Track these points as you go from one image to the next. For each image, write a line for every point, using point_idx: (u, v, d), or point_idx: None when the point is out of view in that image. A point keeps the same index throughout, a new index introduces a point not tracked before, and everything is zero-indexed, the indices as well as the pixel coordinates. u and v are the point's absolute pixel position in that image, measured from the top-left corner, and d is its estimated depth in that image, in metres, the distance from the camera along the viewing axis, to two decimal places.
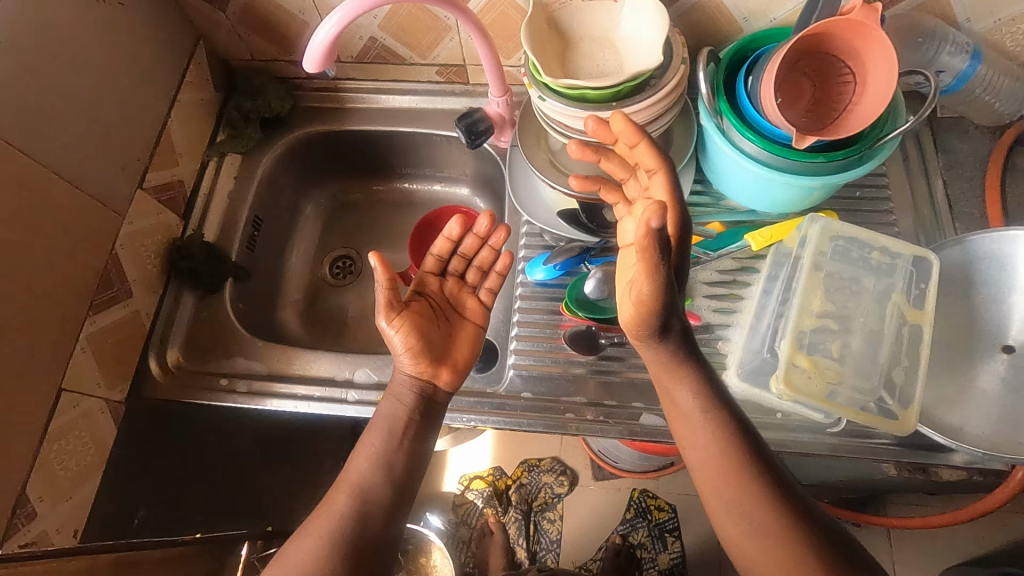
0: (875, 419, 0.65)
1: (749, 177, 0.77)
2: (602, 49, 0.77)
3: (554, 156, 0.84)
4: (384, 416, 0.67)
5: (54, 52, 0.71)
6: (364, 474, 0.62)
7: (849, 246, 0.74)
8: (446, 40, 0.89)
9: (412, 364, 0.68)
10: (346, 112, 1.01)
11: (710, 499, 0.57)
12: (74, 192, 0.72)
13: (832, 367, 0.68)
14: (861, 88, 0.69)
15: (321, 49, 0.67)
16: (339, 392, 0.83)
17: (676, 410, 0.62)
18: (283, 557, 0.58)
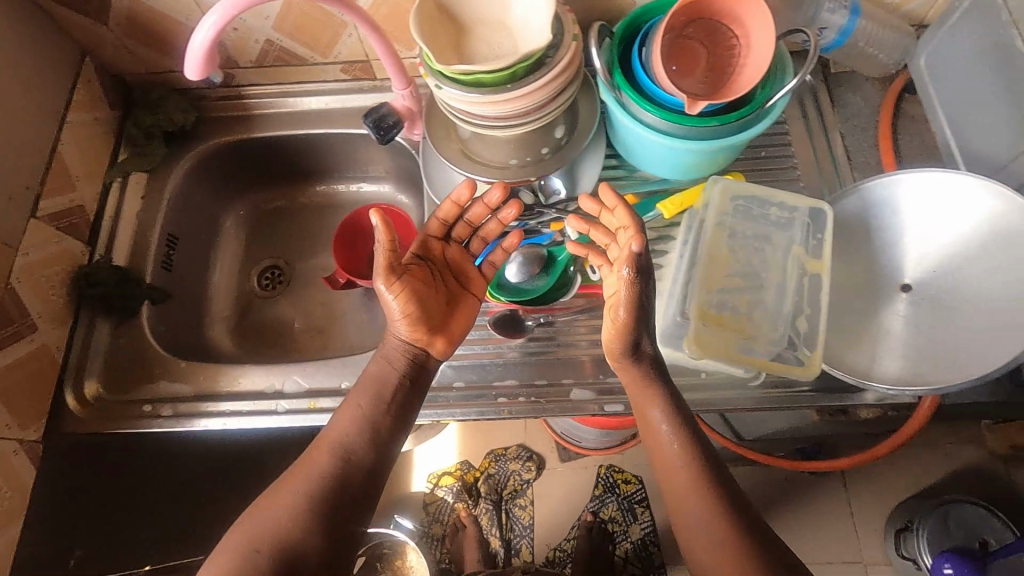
0: (782, 367, 0.68)
1: (653, 147, 0.78)
2: (496, 32, 0.76)
3: (463, 143, 0.84)
4: (373, 375, 0.69)
5: None
6: (346, 434, 0.65)
7: (749, 204, 0.76)
8: (344, 37, 0.87)
9: (407, 331, 0.69)
10: (255, 118, 0.98)
11: (665, 467, 0.65)
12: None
13: (742, 322, 0.71)
14: (746, 51, 0.71)
15: (201, 53, 0.65)
16: (268, 405, 0.81)
17: (650, 427, 0.67)
18: (259, 508, 0.60)
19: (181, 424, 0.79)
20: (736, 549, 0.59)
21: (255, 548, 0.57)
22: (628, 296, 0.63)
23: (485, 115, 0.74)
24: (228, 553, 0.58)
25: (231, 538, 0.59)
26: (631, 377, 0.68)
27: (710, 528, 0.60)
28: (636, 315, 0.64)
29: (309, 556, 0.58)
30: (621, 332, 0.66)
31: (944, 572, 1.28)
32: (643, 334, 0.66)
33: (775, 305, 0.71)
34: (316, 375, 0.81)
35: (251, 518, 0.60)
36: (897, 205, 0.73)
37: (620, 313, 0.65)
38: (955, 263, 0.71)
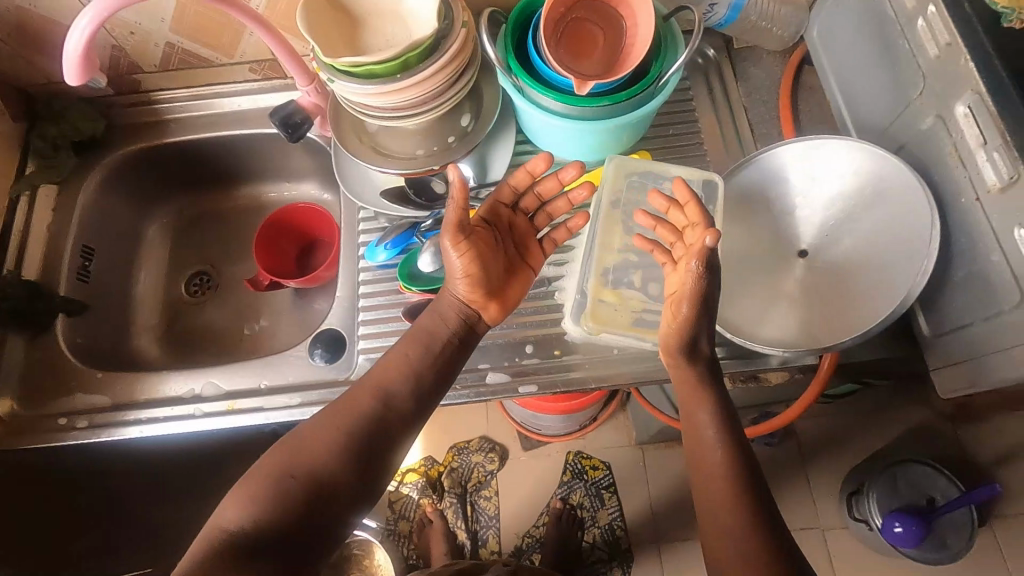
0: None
1: (555, 130, 0.79)
2: (390, 22, 0.76)
3: (368, 136, 0.84)
4: (425, 328, 0.69)
5: None
6: (393, 380, 0.65)
7: (642, 181, 0.82)
8: (246, 36, 0.87)
9: (465, 292, 0.69)
10: (166, 123, 0.97)
11: (690, 410, 0.66)
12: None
13: (638, 296, 0.77)
14: (633, 31, 0.73)
15: (78, 56, 0.64)
16: (186, 409, 0.81)
17: (694, 430, 0.65)
18: (296, 438, 0.61)
19: (99, 434, 0.79)
20: (737, 461, 0.62)
21: (288, 473, 0.58)
22: (693, 291, 0.63)
23: (383, 105, 0.74)
24: (262, 471, 0.59)
25: (264, 463, 0.60)
26: (677, 351, 0.67)
27: (716, 465, 0.62)
28: (696, 317, 0.64)
29: (339, 488, 0.58)
30: (687, 324, 0.65)
31: (894, 531, 1.29)
32: (704, 323, 0.65)
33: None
34: (234, 377, 0.82)
35: (287, 444, 0.61)
36: (787, 173, 0.74)
37: (682, 309, 0.65)
38: (846, 226, 0.72)
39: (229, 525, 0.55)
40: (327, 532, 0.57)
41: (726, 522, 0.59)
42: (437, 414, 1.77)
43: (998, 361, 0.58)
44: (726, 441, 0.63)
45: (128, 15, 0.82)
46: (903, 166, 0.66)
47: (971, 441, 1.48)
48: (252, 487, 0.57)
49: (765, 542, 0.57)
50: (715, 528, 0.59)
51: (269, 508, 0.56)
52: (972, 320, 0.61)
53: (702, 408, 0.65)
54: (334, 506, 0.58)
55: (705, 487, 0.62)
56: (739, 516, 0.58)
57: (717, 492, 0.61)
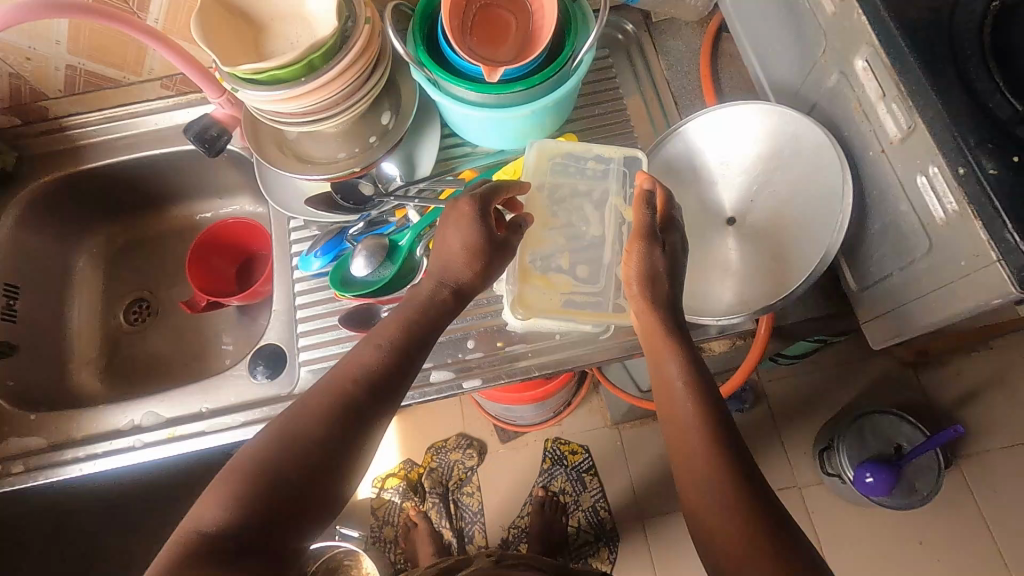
0: (611, 313, 0.72)
1: (473, 120, 0.78)
2: (293, 26, 0.74)
3: (287, 143, 0.82)
4: (409, 309, 0.63)
5: None
6: (375, 367, 0.58)
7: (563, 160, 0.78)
8: (151, 53, 0.85)
9: (463, 274, 0.64)
10: (81, 149, 0.93)
11: (658, 361, 0.64)
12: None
13: (566, 279, 0.73)
14: (541, 13, 0.72)
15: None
16: (126, 441, 0.78)
17: (662, 380, 0.64)
18: (269, 434, 0.54)
19: (36, 477, 0.76)
20: (709, 411, 0.60)
21: (263, 466, 0.51)
22: (640, 229, 0.65)
23: (295, 109, 0.72)
24: (243, 465, 0.51)
25: (242, 461, 0.52)
26: (642, 303, 0.65)
27: (687, 417, 0.60)
28: (652, 267, 0.64)
29: (321, 479, 0.52)
30: (644, 269, 0.64)
31: (866, 481, 1.31)
32: (662, 267, 0.65)
33: (600, 250, 0.74)
34: (174, 403, 0.80)
35: (260, 440, 0.54)
36: (703, 146, 0.75)
37: (633, 259, 0.65)
38: (767, 188, 0.72)
39: (187, 537, 0.47)
40: (308, 531, 0.51)
41: (708, 485, 0.56)
42: (412, 416, 1.75)
43: (920, 307, 0.59)
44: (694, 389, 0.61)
45: (21, 40, 0.79)
46: (814, 125, 0.67)
47: (933, 387, 1.52)
48: (231, 485, 0.50)
49: (747, 498, 0.55)
50: (697, 486, 0.57)
51: (253, 505, 0.49)
52: (891, 271, 0.62)
53: (670, 360, 0.63)
54: (315, 499, 0.52)
55: (682, 440, 0.60)
56: (720, 474, 0.56)
57: (698, 448, 0.58)
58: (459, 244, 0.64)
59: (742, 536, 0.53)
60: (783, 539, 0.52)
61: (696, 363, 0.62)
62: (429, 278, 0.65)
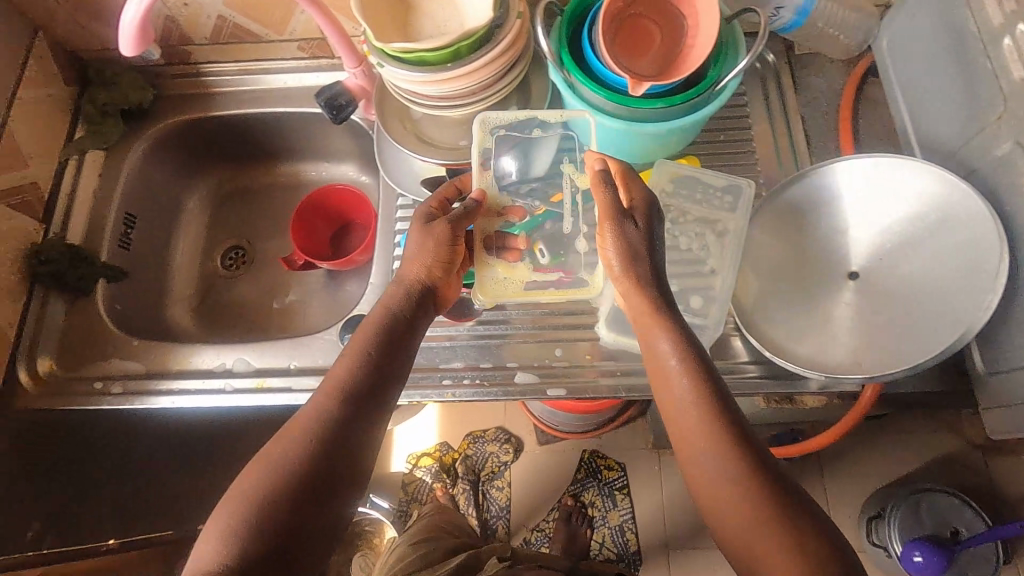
0: (572, 290, 0.73)
1: (602, 130, 0.77)
2: (444, 11, 0.74)
3: (414, 124, 0.83)
4: (378, 318, 0.63)
5: None
6: (347, 378, 0.59)
7: (510, 138, 0.78)
8: (297, 13, 0.85)
9: (425, 269, 0.66)
10: (213, 96, 0.97)
11: (649, 338, 0.62)
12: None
13: (522, 263, 0.75)
14: (695, 32, 0.70)
15: (134, 29, 0.64)
16: (217, 383, 0.82)
17: (653, 358, 0.62)
18: (275, 451, 0.56)
19: (132, 401, 0.80)
20: (707, 406, 0.57)
21: (278, 475, 0.54)
22: (603, 206, 0.64)
23: (434, 93, 0.72)
24: (241, 495, 0.53)
25: (264, 463, 0.55)
26: (622, 278, 0.63)
27: (687, 412, 0.58)
28: (622, 245, 0.63)
29: (329, 469, 0.55)
30: (621, 246, 0.63)
31: (913, 560, 1.25)
32: (638, 242, 0.63)
33: (558, 223, 0.77)
34: (266, 355, 0.82)
35: (270, 457, 0.55)
36: (839, 193, 0.72)
37: (609, 245, 0.63)
38: (902, 250, 0.69)
39: (211, 565, 0.50)
40: (310, 553, 0.53)
41: (702, 457, 0.57)
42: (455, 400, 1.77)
43: None
44: (688, 367, 0.59)
45: None
46: (974, 194, 0.64)
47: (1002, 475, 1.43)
48: (224, 522, 0.52)
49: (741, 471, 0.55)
50: (692, 457, 0.57)
51: (244, 539, 0.51)
52: None
53: (661, 338, 0.61)
54: (332, 488, 0.55)
55: (677, 423, 0.59)
56: (715, 449, 0.56)
57: (693, 430, 0.57)
58: (411, 243, 0.67)
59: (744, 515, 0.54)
60: (791, 518, 0.53)
61: (686, 341, 0.60)
62: (400, 286, 0.66)
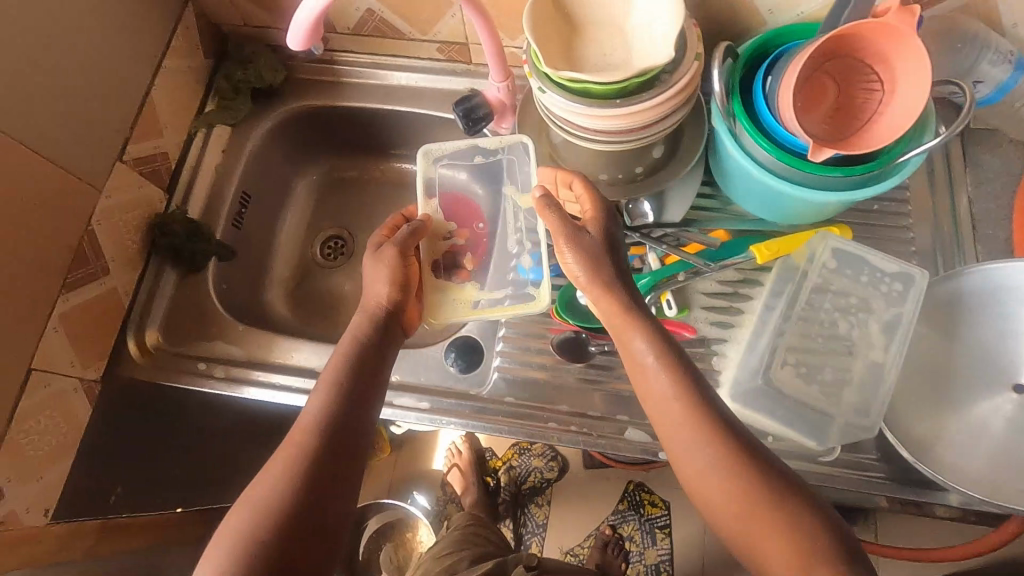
0: (520, 305, 0.74)
1: (757, 186, 0.72)
2: (611, 39, 0.70)
3: (553, 149, 0.81)
4: (346, 348, 0.64)
5: (41, 22, 0.68)
6: (316, 411, 0.58)
7: (451, 168, 0.82)
8: (447, 16, 0.83)
9: (384, 292, 0.67)
10: (342, 86, 0.95)
11: (625, 340, 0.62)
12: (26, 157, 0.66)
13: (472, 282, 0.77)
14: (887, 101, 0.64)
15: (308, 25, 0.62)
16: None
17: (634, 359, 0.62)
18: (279, 466, 0.56)
19: (233, 388, 0.80)
20: (692, 406, 0.58)
21: (287, 488, 0.54)
22: (553, 225, 0.66)
23: (592, 130, 0.68)
24: (226, 538, 0.52)
25: (268, 477, 0.55)
26: (585, 280, 0.65)
27: (676, 410, 0.58)
28: (591, 253, 0.64)
29: (335, 466, 0.56)
30: (585, 253, 0.64)
31: None
32: (599, 247, 0.65)
33: (501, 244, 0.81)
34: None
35: (271, 475, 0.55)
36: None
37: (570, 255, 0.65)
38: None
39: None
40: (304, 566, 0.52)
41: (686, 440, 0.57)
42: None
43: None
44: (666, 361, 0.60)
45: None
46: None
47: None
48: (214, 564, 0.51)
49: (725, 453, 0.55)
50: (681, 446, 0.57)
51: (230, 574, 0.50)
52: None
53: (635, 336, 0.61)
54: (341, 485, 0.56)
55: (660, 415, 0.59)
56: (697, 434, 0.57)
57: (677, 416, 0.58)
58: (369, 273, 0.69)
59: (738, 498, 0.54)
60: (782, 503, 0.53)
61: (662, 339, 0.60)
62: (360, 315, 0.67)
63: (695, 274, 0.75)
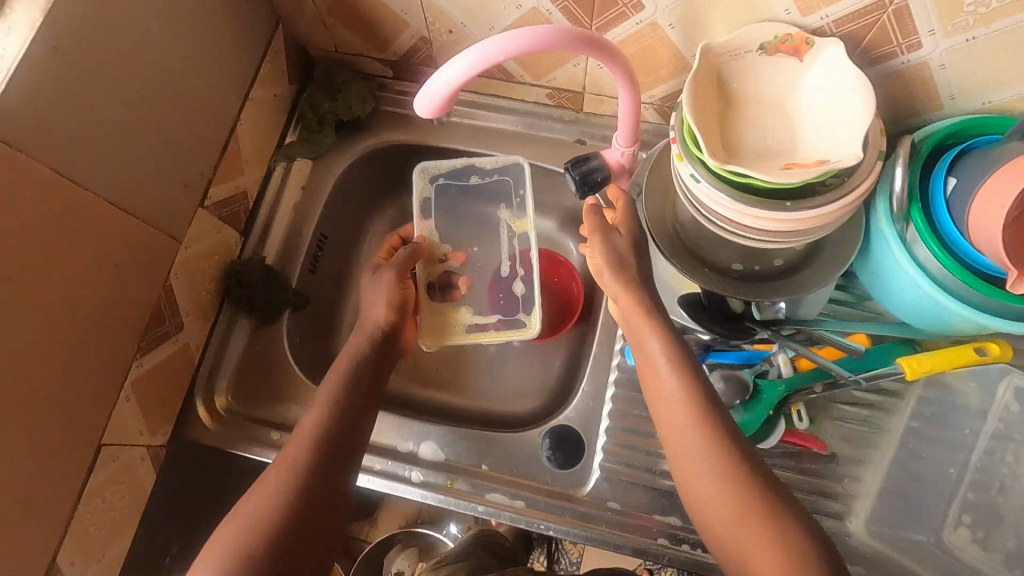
0: (510, 330, 0.81)
1: (914, 296, 0.64)
2: (769, 116, 0.61)
3: (680, 227, 0.71)
4: (344, 357, 0.71)
5: (146, 54, 0.58)
6: (317, 419, 0.64)
7: (450, 188, 0.86)
8: (569, 65, 0.74)
9: (383, 314, 0.74)
10: (435, 124, 0.88)
11: (640, 341, 0.65)
12: (116, 214, 0.58)
13: (462, 303, 0.82)
14: None
15: (444, 95, 0.54)
16: (401, 469, 0.72)
17: (647, 360, 0.64)
18: (279, 475, 0.59)
19: None
20: (703, 422, 0.59)
21: (279, 503, 0.56)
22: (592, 223, 0.69)
23: (748, 232, 0.59)
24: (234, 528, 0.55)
25: (267, 498, 0.57)
26: (619, 286, 0.67)
27: (681, 421, 0.59)
28: (625, 253, 0.67)
29: (329, 474, 0.60)
30: (609, 255, 0.67)
31: None
32: (625, 252, 0.68)
33: (493, 265, 0.85)
34: (457, 447, 0.73)
35: (265, 491, 0.58)
36: None
37: (597, 252, 0.68)
38: None
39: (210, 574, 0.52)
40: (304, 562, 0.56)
41: (691, 445, 0.59)
42: None
43: None
44: (676, 365, 0.62)
45: (458, 14, 0.70)
46: None
47: None
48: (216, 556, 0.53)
49: (726, 464, 0.57)
50: (681, 452, 0.59)
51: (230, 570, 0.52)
52: None
53: (651, 338, 0.64)
54: (333, 498, 0.59)
55: (666, 415, 0.61)
56: (703, 441, 0.58)
57: (681, 419, 0.60)
58: (372, 293, 0.76)
59: (734, 505, 0.55)
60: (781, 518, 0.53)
61: (679, 346, 0.63)
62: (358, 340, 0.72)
63: (835, 387, 0.67)
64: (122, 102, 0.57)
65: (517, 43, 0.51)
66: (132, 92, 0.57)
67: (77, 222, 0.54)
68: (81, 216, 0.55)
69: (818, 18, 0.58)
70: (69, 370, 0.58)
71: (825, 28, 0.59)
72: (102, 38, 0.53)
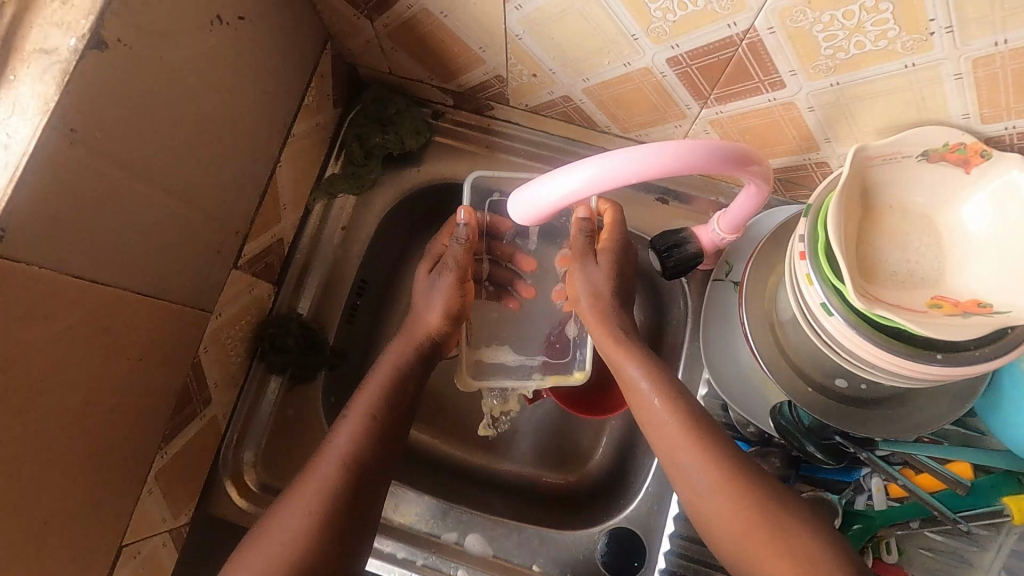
0: (560, 376, 0.69)
1: None
2: (917, 235, 0.52)
3: (778, 327, 0.62)
4: (387, 368, 0.62)
5: (177, 111, 0.47)
6: (355, 439, 0.57)
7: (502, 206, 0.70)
8: (668, 126, 0.62)
9: (435, 323, 0.64)
10: (496, 162, 0.75)
11: (616, 364, 0.59)
12: (140, 302, 0.48)
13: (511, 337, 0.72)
14: None
15: (564, 200, 0.45)
16: (446, 568, 0.66)
17: (626, 386, 0.59)
18: (307, 499, 0.53)
19: None
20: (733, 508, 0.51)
21: (306, 522, 0.52)
22: (578, 244, 0.62)
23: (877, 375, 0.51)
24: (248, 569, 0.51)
25: (290, 516, 0.53)
26: (590, 313, 0.61)
27: (688, 444, 0.54)
28: (612, 283, 0.62)
29: (356, 505, 0.55)
30: (590, 284, 0.61)
31: None
32: (611, 280, 0.62)
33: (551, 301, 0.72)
34: (506, 543, 0.68)
35: (293, 511, 0.53)
36: None
37: (579, 284, 0.62)
38: None
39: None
40: None
41: (693, 471, 0.54)
42: None
43: None
44: (662, 389, 0.57)
45: (548, 59, 0.58)
46: None
47: None
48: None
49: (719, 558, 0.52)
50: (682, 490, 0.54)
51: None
52: None
53: (629, 362, 0.58)
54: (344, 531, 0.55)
55: (663, 441, 0.55)
56: (720, 538, 0.52)
57: (680, 446, 0.54)
58: (427, 294, 0.64)
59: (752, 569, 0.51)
60: None
61: (658, 365, 0.58)
62: (403, 341, 0.64)
63: (932, 523, 0.62)
64: (147, 171, 0.46)
65: (664, 159, 0.42)
66: (161, 159, 0.47)
67: (96, 323, 0.45)
68: (100, 316, 0.45)
69: (1004, 127, 0.46)
70: (89, 482, 0.49)
71: (1008, 138, 0.47)
72: (127, 104, 0.42)
